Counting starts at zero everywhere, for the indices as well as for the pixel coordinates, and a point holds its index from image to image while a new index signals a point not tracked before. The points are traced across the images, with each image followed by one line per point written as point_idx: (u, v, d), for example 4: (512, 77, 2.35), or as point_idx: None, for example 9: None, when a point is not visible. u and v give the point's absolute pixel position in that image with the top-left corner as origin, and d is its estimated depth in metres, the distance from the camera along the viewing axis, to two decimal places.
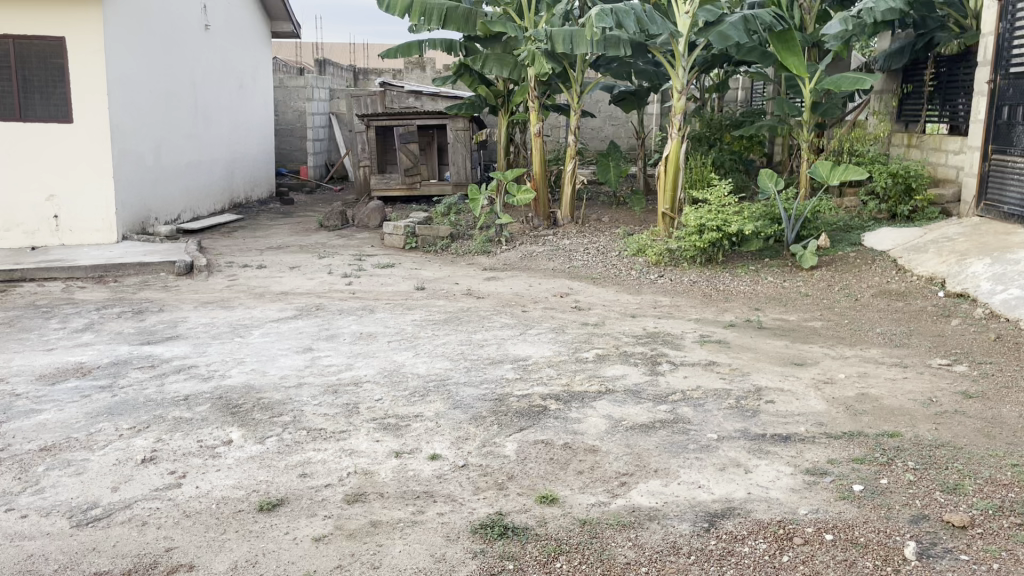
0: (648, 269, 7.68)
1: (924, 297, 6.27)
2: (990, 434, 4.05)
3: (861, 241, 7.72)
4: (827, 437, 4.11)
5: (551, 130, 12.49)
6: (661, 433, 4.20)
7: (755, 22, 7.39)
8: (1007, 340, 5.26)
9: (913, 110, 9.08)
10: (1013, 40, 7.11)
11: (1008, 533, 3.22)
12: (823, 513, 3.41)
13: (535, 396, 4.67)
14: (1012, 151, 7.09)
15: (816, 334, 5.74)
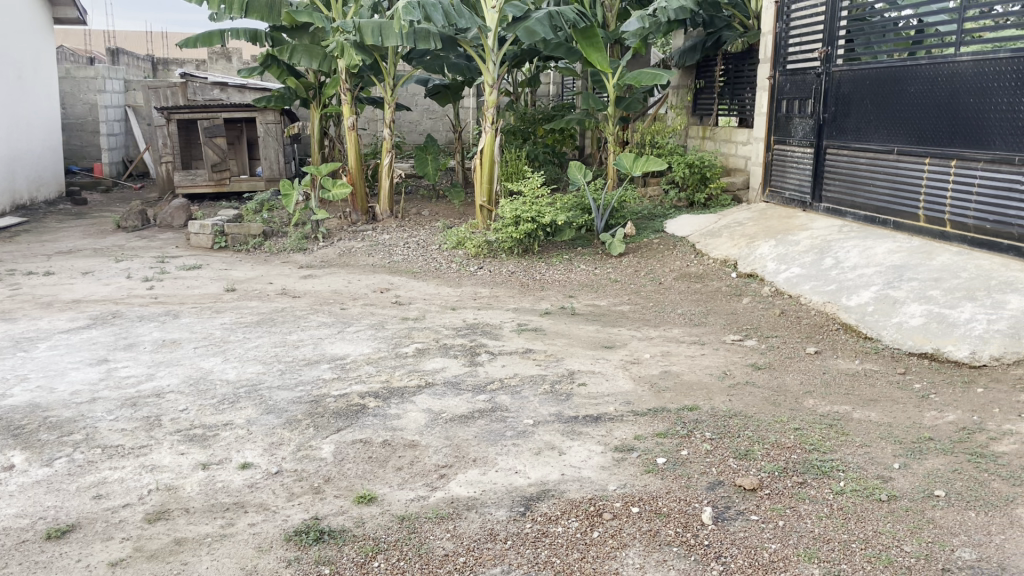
0: (467, 261, 7.75)
1: (719, 278, 6.74)
2: (776, 402, 4.43)
3: (663, 228, 8.19)
4: (634, 414, 4.33)
5: (367, 123, 12.32)
6: (479, 423, 4.24)
7: (559, 18, 7.62)
8: (790, 314, 5.76)
9: (706, 104, 9.73)
10: (788, 38, 7.76)
11: (790, 492, 3.53)
12: (630, 487, 3.58)
13: (353, 394, 4.58)
14: (791, 141, 7.76)
15: (623, 318, 6.03)
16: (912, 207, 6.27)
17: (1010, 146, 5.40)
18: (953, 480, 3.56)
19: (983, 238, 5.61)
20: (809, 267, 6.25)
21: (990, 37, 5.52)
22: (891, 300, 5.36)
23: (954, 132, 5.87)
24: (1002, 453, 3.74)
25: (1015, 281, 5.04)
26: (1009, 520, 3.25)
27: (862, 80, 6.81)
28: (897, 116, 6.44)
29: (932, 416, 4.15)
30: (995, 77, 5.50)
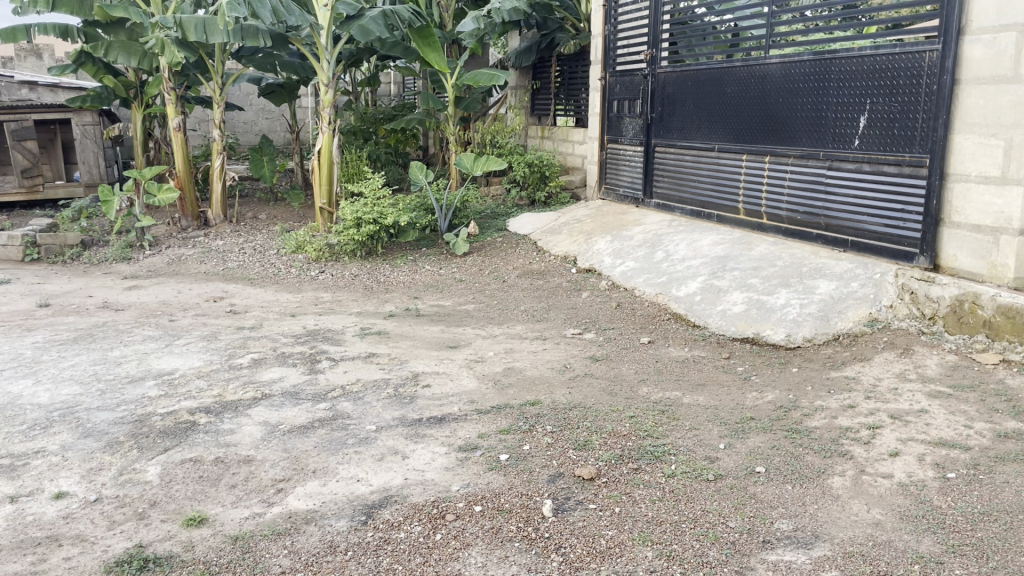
0: (308, 266, 7.53)
1: (560, 274, 6.91)
2: (613, 392, 4.58)
3: (506, 227, 8.30)
4: (477, 412, 4.34)
5: (197, 124, 11.76)
6: (319, 433, 4.12)
7: (393, 17, 7.55)
8: (626, 306, 5.98)
9: (543, 104, 9.95)
10: (616, 40, 8.06)
11: (627, 478, 3.66)
12: (473, 486, 3.59)
13: (182, 411, 4.34)
14: (622, 140, 8.08)
15: (468, 317, 6.05)
16: (732, 201, 6.67)
17: (815, 143, 5.83)
18: (772, 456, 3.80)
19: (795, 228, 6.05)
20: (642, 260, 6.52)
21: (798, 41, 5.92)
22: (716, 289, 5.68)
23: (766, 129, 6.28)
24: (814, 427, 4.04)
25: (823, 268, 5.47)
26: (820, 489, 3.51)
27: (685, 81, 7.17)
28: (716, 116, 6.82)
29: (754, 397, 4.42)
30: (801, 78, 5.91)
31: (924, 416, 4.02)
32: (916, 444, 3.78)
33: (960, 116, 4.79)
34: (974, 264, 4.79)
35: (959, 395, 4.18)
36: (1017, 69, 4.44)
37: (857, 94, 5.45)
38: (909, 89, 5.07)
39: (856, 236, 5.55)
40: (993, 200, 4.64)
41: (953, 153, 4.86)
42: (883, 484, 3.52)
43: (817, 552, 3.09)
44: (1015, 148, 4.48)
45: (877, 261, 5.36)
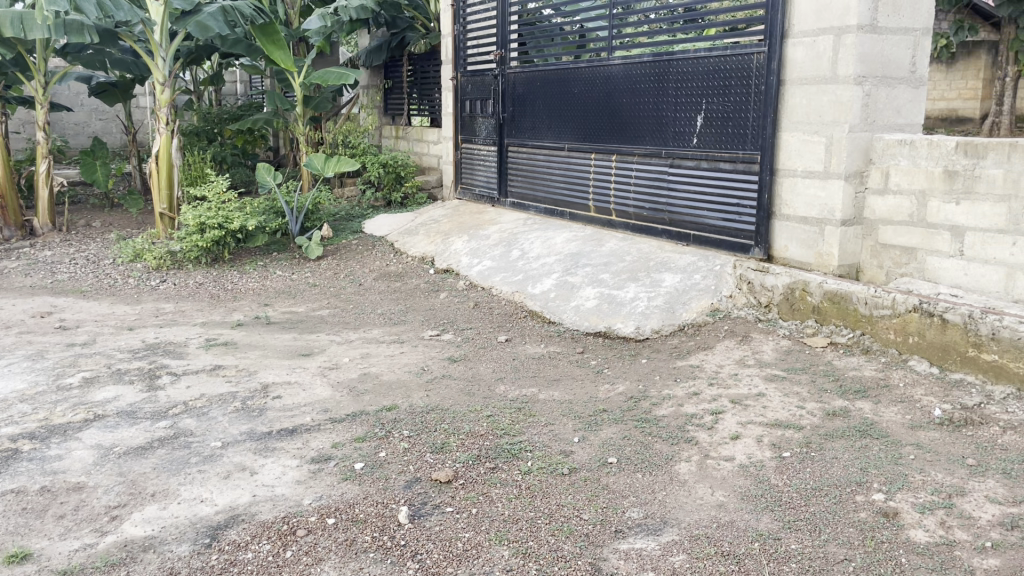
0: (148, 275, 7.11)
1: (417, 275, 6.84)
2: (470, 392, 4.57)
3: (361, 229, 8.16)
4: (331, 422, 4.22)
5: (20, 126, 10.87)
6: (160, 453, 3.88)
7: (234, 13, 7.25)
8: (483, 305, 5.99)
9: (396, 104, 9.85)
10: (466, 40, 8.10)
11: (483, 478, 3.65)
12: (326, 499, 3.48)
13: (2, 439, 3.97)
14: (476, 140, 8.12)
15: (322, 322, 5.88)
16: (583, 199, 6.82)
17: (657, 142, 6.05)
18: (624, 446, 3.90)
19: (641, 224, 6.26)
20: (498, 259, 6.56)
21: (637, 43, 6.13)
22: (569, 285, 5.79)
23: (612, 128, 6.46)
24: (662, 416, 4.18)
25: (669, 261, 5.70)
26: (668, 476, 3.63)
27: (534, 81, 7.27)
28: (564, 116, 6.97)
29: (606, 389, 4.53)
30: (643, 79, 6.12)
31: (761, 399, 4.25)
32: (755, 427, 3.98)
33: (787, 115, 5.10)
34: (803, 254, 5.12)
35: (792, 377, 4.44)
36: (834, 70, 4.76)
37: (693, 95, 5.69)
38: (740, 89, 5.34)
39: (698, 230, 5.80)
40: (817, 193, 4.96)
41: (781, 150, 5.17)
42: (725, 467, 3.68)
43: (666, 538, 3.19)
44: (835, 144, 4.81)
45: (717, 253, 5.63)
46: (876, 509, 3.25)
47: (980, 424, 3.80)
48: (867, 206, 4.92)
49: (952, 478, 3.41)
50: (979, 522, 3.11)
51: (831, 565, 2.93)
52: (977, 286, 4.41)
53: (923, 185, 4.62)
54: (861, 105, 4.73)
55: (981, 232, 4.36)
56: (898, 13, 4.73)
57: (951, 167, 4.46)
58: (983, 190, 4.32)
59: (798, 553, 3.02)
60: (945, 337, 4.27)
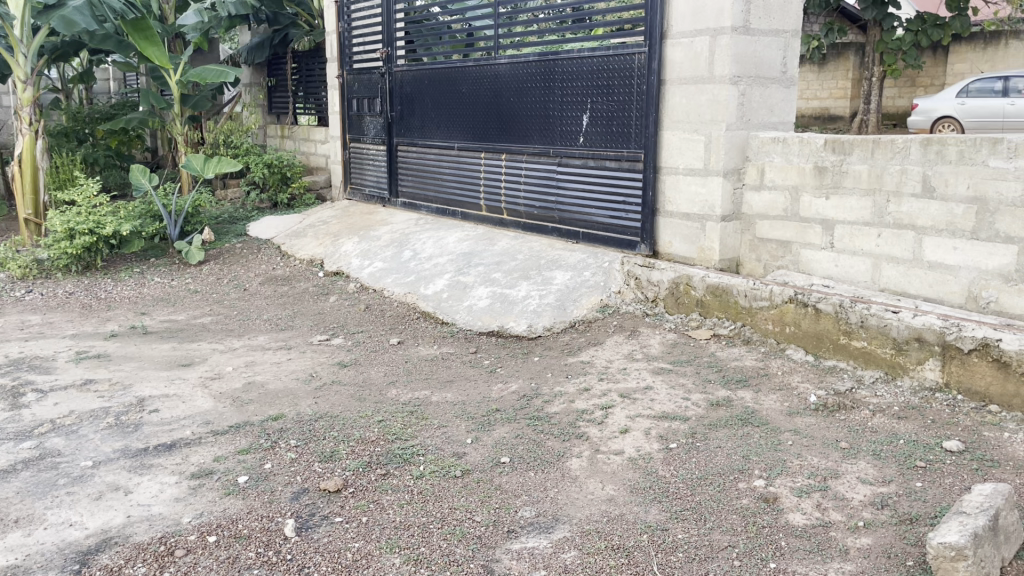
0: (13, 285, 6.65)
1: (305, 279, 6.66)
2: (360, 397, 4.47)
3: (246, 232, 7.90)
4: (212, 435, 4.04)
5: None
6: (23, 476, 3.62)
7: (102, 8, 6.87)
8: (374, 308, 5.89)
9: (280, 102, 9.59)
10: (351, 38, 7.97)
11: (374, 485, 3.57)
12: (207, 516, 3.32)
13: None
14: (364, 139, 7.99)
15: (204, 331, 5.64)
16: (474, 198, 6.81)
17: (544, 141, 6.09)
18: (516, 445, 3.90)
19: (532, 222, 6.29)
20: (389, 260, 6.46)
21: (520, 42, 6.17)
22: (462, 285, 5.76)
23: (500, 128, 6.47)
24: (554, 413, 4.20)
25: (559, 259, 5.76)
26: (560, 472, 3.65)
27: (421, 79, 7.21)
28: (452, 114, 6.93)
29: (499, 388, 4.52)
30: (530, 78, 6.15)
31: (649, 392, 4.33)
32: (643, 420, 4.06)
33: (668, 114, 5.22)
34: (686, 250, 5.26)
35: (678, 369, 4.56)
36: (711, 70, 4.91)
37: (578, 95, 5.76)
38: (623, 88, 5.43)
39: (586, 228, 5.87)
40: (698, 190, 5.11)
41: (663, 148, 5.29)
42: (615, 461, 3.73)
43: (558, 535, 3.20)
44: (713, 142, 4.97)
45: (606, 250, 5.72)
46: (757, 495, 3.36)
47: (851, 408, 4.00)
48: (745, 201, 5.10)
49: (827, 461, 3.57)
50: (852, 502, 3.26)
51: (716, 552, 3.01)
52: (847, 277, 4.64)
53: (795, 181, 4.82)
54: (736, 104, 4.89)
55: (849, 225, 4.59)
56: (769, 15, 4.91)
57: (820, 163, 4.67)
58: (850, 185, 4.54)
59: (685, 542, 3.08)
60: (818, 326, 4.47)
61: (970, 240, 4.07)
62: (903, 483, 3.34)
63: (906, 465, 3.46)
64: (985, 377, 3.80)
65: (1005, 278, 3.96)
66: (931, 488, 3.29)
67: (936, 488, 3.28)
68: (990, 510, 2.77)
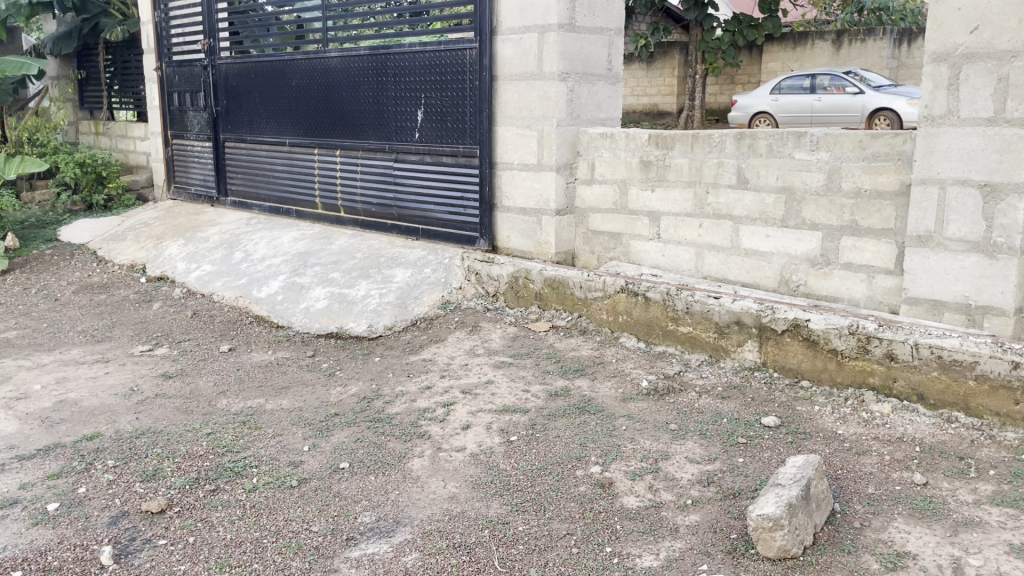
0: None
1: (126, 286, 6.22)
2: (187, 410, 4.22)
3: (57, 237, 7.29)
4: (17, 460, 3.68)
5: None
6: None
7: None
8: (203, 314, 5.57)
9: (93, 96, 8.93)
10: (169, 28, 7.53)
11: (202, 503, 3.37)
12: (10, 550, 3.02)
13: None
14: (188, 135, 7.57)
15: (9, 346, 5.14)
16: (309, 195, 6.59)
17: (378, 136, 5.99)
18: (356, 449, 3.80)
19: (370, 220, 6.17)
20: (219, 263, 6.14)
21: (350, 36, 6.03)
22: (298, 287, 5.56)
23: (333, 123, 6.30)
24: (394, 414, 4.13)
25: (398, 256, 5.69)
26: (401, 474, 3.59)
27: (248, 73, 6.91)
28: (282, 109, 6.69)
29: (337, 392, 4.40)
30: (361, 72, 6.02)
31: (490, 386, 4.35)
32: (484, 415, 4.06)
33: (501, 110, 5.27)
34: (524, 244, 5.34)
35: (518, 362, 4.60)
36: (540, 67, 4.99)
37: (411, 90, 5.70)
38: (456, 84, 5.43)
39: (425, 224, 5.82)
40: (533, 184, 5.19)
41: (497, 144, 5.34)
42: (457, 458, 3.71)
43: (398, 538, 3.14)
44: (545, 138, 5.06)
45: (445, 246, 5.70)
46: (594, 481, 3.45)
47: (680, 391, 4.18)
48: (577, 195, 5.24)
49: (658, 443, 3.71)
50: (681, 482, 3.40)
51: (555, 541, 3.05)
52: (674, 266, 4.86)
53: (622, 175, 5.00)
54: (565, 99, 5.00)
55: (674, 216, 4.80)
56: (593, 14, 5.05)
57: (645, 158, 4.85)
58: (674, 178, 4.75)
59: (525, 534, 3.11)
60: (648, 314, 4.65)
61: (781, 228, 4.35)
62: (727, 460, 3.53)
63: (730, 443, 3.66)
64: (797, 356, 4.08)
65: (811, 262, 4.27)
66: (752, 462, 3.49)
67: (757, 463, 3.48)
68: (803, 480, 2.96)
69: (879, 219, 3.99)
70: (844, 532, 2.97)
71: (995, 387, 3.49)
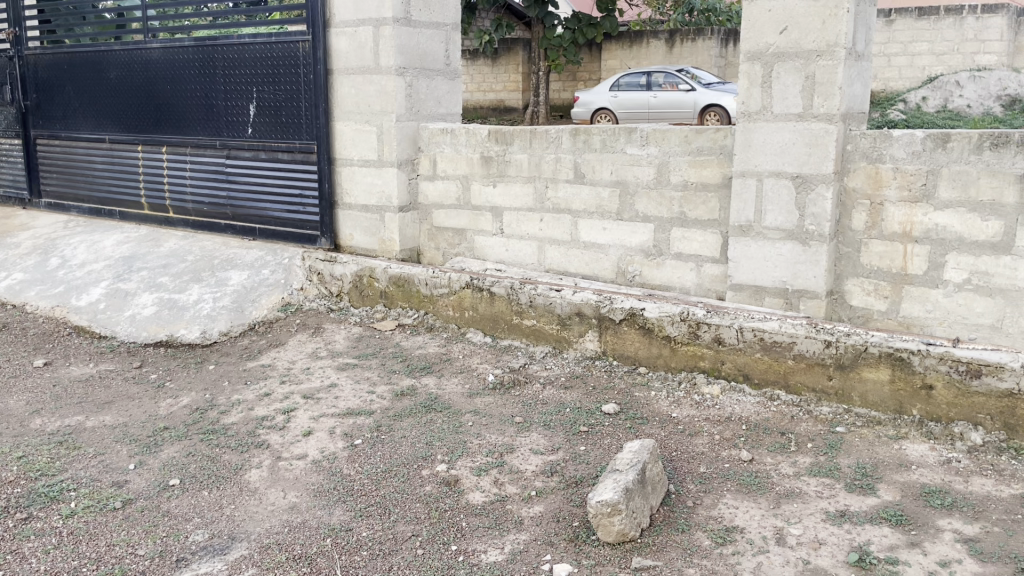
0: None
1: None
2: None
3: None
4: None
5: None
6: None
7: None
8: (14, 326, 5.10)
9: None
10: None
11: (12, 533, 3.08)
12: None
13: None
14: None
15: None
16: (132, 194, 6.17)
17: (207, 132, 5.70)
18: (188, 464, 3.59)
19: (203, 220, 5.86)
20: (32, 271, 5.65)
21: (173, 26, 5.71)
22: (122, 293, 5.20)
23: (157, 118, 5.93)
24: (230, 424, 3.94)
25: (234, 258, 5.44)
26: (238, 487, 3.42)
27: (61, 65, 6.40)
28: (100, 103, 6.24)
29: (167, 404, 4.14)
30: (187, 64, 5.70)
31: (333, 390, 4.23)
32: (327, 419, 3.94)
33: (338, 105, 5.16)
34: (367, 241, 5.26)
35: (363, 363, 4.50)
36: (377, 61, 4.91)
37: (241, 83, 5.46)
38: (289, 78, 5.24)
39: (262, 223, 5.60)
40: (374, 181, 5.12)
41: (336, 139, 5.23)
42: (297, 466, 3.57)
43: (234, 554, 2.99)
44: (385, 133, 4.99)
45: (284, 246, 5.50)
46: (440, 480, 3.41)
47: (524, 383, 4.22)
48: (420, 191, 5.20)
49: (503, 437, 3.73)
50: (525, 474, 3.43)
51: (400, 544, 3.00)
52: (517, 260, 4.91)
53: (464, 170, 5.00)
54: (404, 94, 4.95)
55: (515, 211, 4.84)
56: (428, 8, 5.00)
57: (486, 153, 4.87)
58: (514, 173, 4.79)
59: (369, 539, 3.03)
60: (493, 308, 4.68)
61: (616, 221, 4.48)
62: (570, 449, 3.60)
63: (572, 432, 3.73)
64: (634, 344, 4.22)
65: (645, 253, 4.43)
66: (593, 450, 3.58)
67: (598, 450, 3.57)
68: (639, 464, 3.05)
69: (705, 210, 4.18)
70: (678, 512, 3.08)
71: (811, 364, 3.74)
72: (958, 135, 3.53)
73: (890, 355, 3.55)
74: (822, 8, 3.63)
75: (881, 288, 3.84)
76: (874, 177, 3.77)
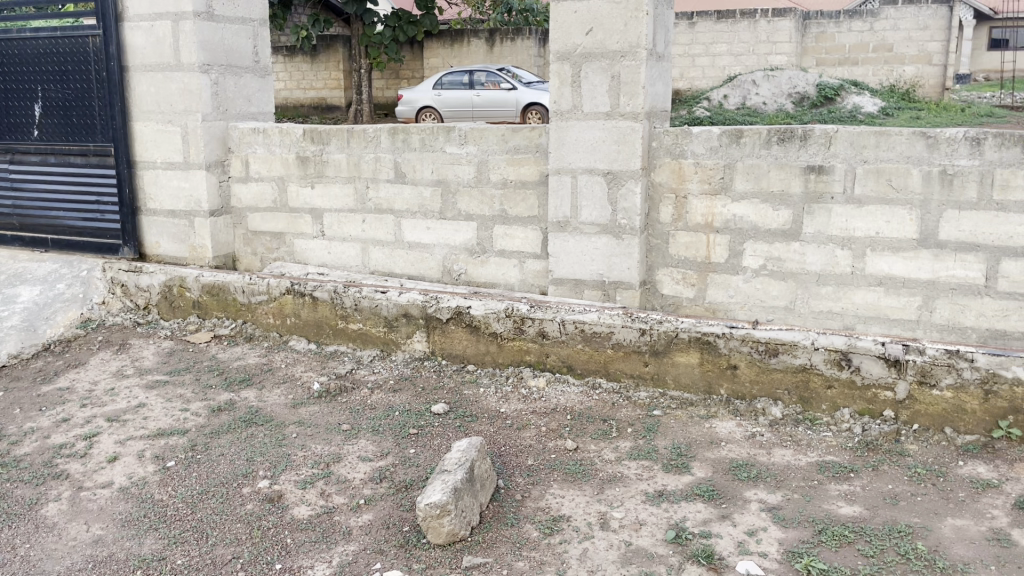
0: None
1: None
2: None
3: None
4: None
5: None
6: None
7: None
8: None
9: None
10: None
11: None
12: None
13: None
14: None
15: None
16: None
17: None
18: None
19: None
20: None
21: None
22: None
23: None
24: (23, 456, 3.58)
25: (24, 272, 4.97)
26: (32, 524, 3.11)
27: None
28: None
29: None
30: None
31: (142, 411, 3.94)
32: (135, 442, 3.67)
33: (136, 104, 4.84)
34: (176, 249, 4.98)
35: (176, 379, 4.23)
36: (177, 58, 4.64)
37: (23, 81, 4.98)
38: (79, 75, 4.84)
39: (55, 234, 5.14)
40: (181, 185, 4.85)
41: (136, 141, 4.91)
42: (102, 495, 3.30)
43: None
44: (190, 134, 4.73)
45: (83, 257, 5.08)
46: (262, 497, 3.26)
47: (351, 389, 4.12)
48: (232, 194, 4.98)
49: (329, 446, 3.62)
50: (353, 483, 3.35)
51: (219, 569, 2.83)
52: (340, 263, 4.79)
53: (278, 171, 4.82)
54: (209, 93, 4.71)
55: (336, 212, 4.72)
56: (232, 2, 4.77)
57: (302, 154, 4.71)
58: (332, 174, 4.66)
59: (185, 567, 2.84)
60: (316, 313, 4.53)
61: (439, 220, 4.47)
62: (398, 453, 3.55)
63: (401, 435, 3.68)
64: (462, 342, 4.23)
65: (469, 251, 4.45)
66: (422, 452, 3.54)
67: (427, 452, 3.54)
68: (466, 463, 3.05)
69: (524, 207, 4.25)
70: (506, 507, 3.11)
71: (628, 352, 3.90)
72: (750, 131, 3.78)
73: (698, 340, 3.77)
74: (624, 9, 3.77)
75: (689, 277, 4.06)
76: (678, 172, 3.98)
